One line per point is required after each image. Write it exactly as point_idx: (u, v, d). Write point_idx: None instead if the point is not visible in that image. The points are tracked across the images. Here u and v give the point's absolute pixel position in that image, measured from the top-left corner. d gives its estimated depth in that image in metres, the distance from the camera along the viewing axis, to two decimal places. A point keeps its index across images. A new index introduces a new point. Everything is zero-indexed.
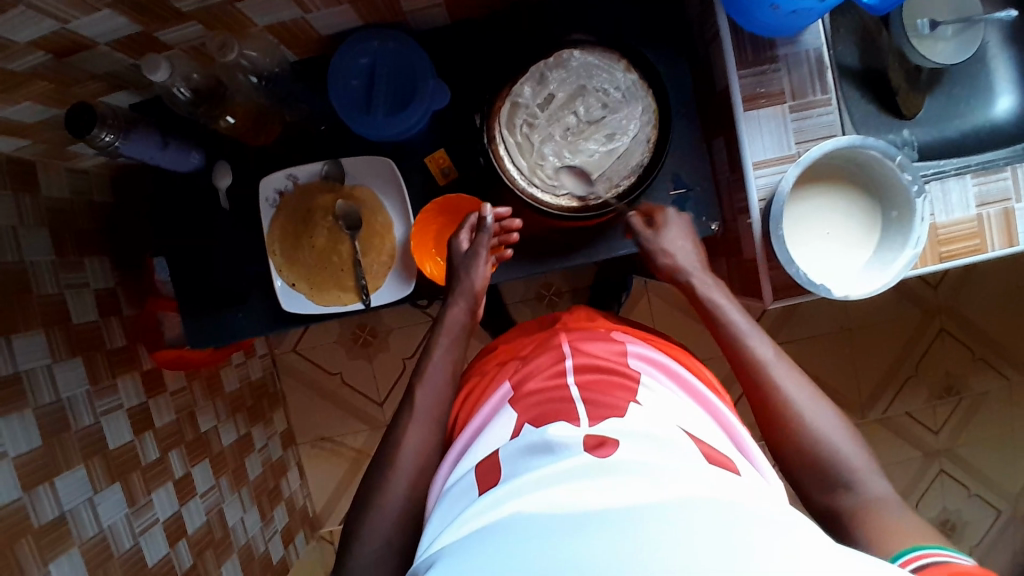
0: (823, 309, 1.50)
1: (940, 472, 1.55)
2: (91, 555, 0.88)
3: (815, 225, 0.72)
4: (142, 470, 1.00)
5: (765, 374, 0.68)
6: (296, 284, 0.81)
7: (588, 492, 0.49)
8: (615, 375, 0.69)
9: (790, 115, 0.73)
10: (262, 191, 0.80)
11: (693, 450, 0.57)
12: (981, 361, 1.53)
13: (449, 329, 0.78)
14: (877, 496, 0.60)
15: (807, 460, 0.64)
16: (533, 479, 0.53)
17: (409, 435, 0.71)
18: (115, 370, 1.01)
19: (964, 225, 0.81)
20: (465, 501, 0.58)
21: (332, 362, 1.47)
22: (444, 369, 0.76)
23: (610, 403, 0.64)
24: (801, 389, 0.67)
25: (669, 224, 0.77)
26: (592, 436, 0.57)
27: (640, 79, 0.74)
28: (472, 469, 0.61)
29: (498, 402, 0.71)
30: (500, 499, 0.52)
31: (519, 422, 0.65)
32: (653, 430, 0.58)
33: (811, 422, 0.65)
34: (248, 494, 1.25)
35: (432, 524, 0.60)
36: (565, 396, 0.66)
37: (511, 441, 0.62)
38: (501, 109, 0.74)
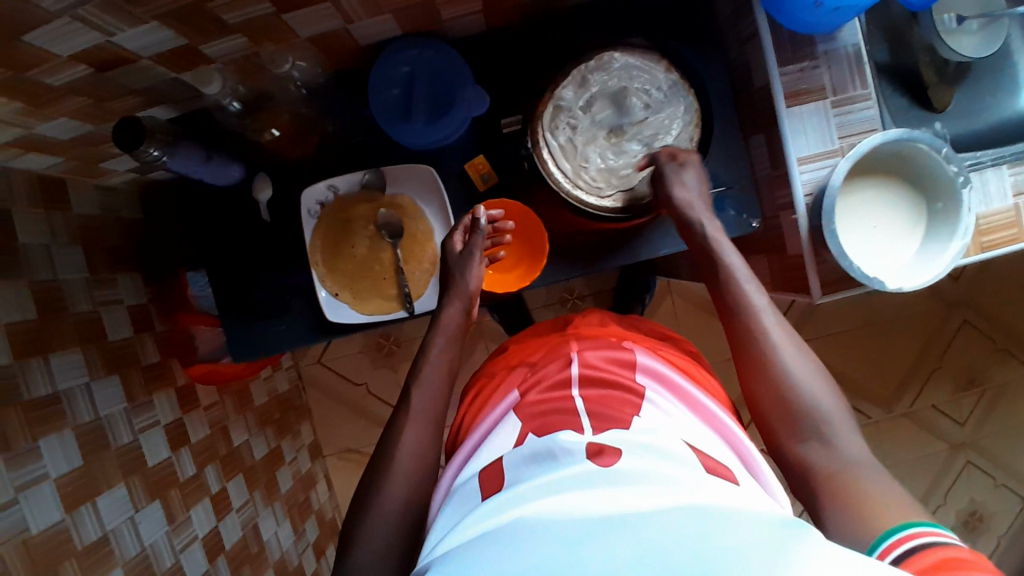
0: (843, 306, 1.50)
1: (966, 464, 1.55)
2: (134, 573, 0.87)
3: (864, 215, 0.72)
4: (179, 487, 0.99)
5: (751, 320, 0.68)
6: (339, 294, 0.80)
7: (598, 496, 0.49)
8: (623, 390, 0.69)
9: (832, 110, 0.73)
10: (303, 204, 0.80)
11: (693, 460, 0.56)
12: (1003, 353, 1.53)
13: (444, 329, 0.77)
14: (849, 454, 0.60)
15: (779, 406, 0.64)
16: (533, 487, 0.53)
17: (405, 436, 0.70)
18: (150, 388, 1.01)
19: (1002, 215, 0.81)
20: (469, 506, 0.58)
21: (357, 373, 1.47)
22: (439, 371, 0.75)
23: (616, 416, 0.64)
24: (784, 339, 0.66)
25: (689, 166, 0.73)
26: (593, 444, 0.58)
27: (681, 78, 0.74)
28: (476, 475, 0.62)
29: (504, 408, 0.73)
30: (505, 501, 0.52)
31: (524, 431, 0.65)
32: (654, 440, 0.58)
33: (792, 372, 0.64)
34: (280, 507, 1.24)
35: (436, 528, 0.60)
36: (570, 407, 0.66)
37: (514, 449, 0.63)
38: (544, 114, 0.73)
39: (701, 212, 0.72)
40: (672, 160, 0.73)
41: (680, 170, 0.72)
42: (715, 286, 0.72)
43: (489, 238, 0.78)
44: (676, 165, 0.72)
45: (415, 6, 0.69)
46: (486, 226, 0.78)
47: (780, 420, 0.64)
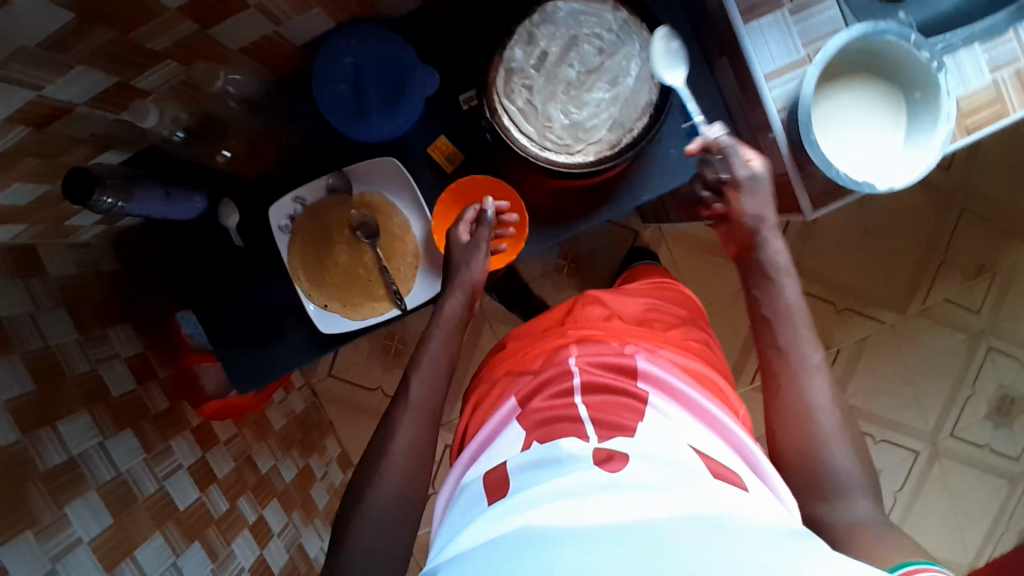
0: (837, 218, 1.49)
1: (989, 350, 1.54)
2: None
3: (841, 120, 0.70)
4: (217, 524, 0.99)
5: (797, 373, 0.68)
6: (328, 305, 0.79)
7: (597, 503, 0.51)
8: (624, 396, 0.68)
9: (791, 18, 0.70)
10: (273, 221, 0.77)
11: (699, 467, 0.58)
12: (1009, 233, 1.50)
13: (445, 321, 0.75)
14: (865, 520, 0.58)
15: (805, 458, 0.63)
16: (536, 494, 0.55)
17: (401, 426, 0.69)
18: (165, 433, 1.00)
19: (982, 95, 0.78)
20: (474, 512, 0.60)
21: (369, 379, 1.45)
22: (439, 365, 0.74)
23: (619, 424, 0.64)
24: (826, 401, 0.66)
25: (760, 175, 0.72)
26: (601, 449, 0.60)
27: (631, 15, 0.71)
28: (480, 477, 0.65)
29: (503, 417, 0.72)
30: (510, 508, 0.55)
31: (528, 439, 0.65)
32: (661, 452, 0.59)
33: (826, 432, 0.64)
34: (321, 523, 1.25)
35: (443, 534, 0.63)
36: (574, 416, 0.66)
37: (518, 454, 0.64)
38: (496, 79, 0.71)
39: (773, 235, 0.74)
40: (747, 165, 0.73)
41: (751, 178, 0.72)
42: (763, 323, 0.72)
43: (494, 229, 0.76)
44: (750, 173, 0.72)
45: None
46: (492, 218, 0.75)
47: (802, 468, 0.63)
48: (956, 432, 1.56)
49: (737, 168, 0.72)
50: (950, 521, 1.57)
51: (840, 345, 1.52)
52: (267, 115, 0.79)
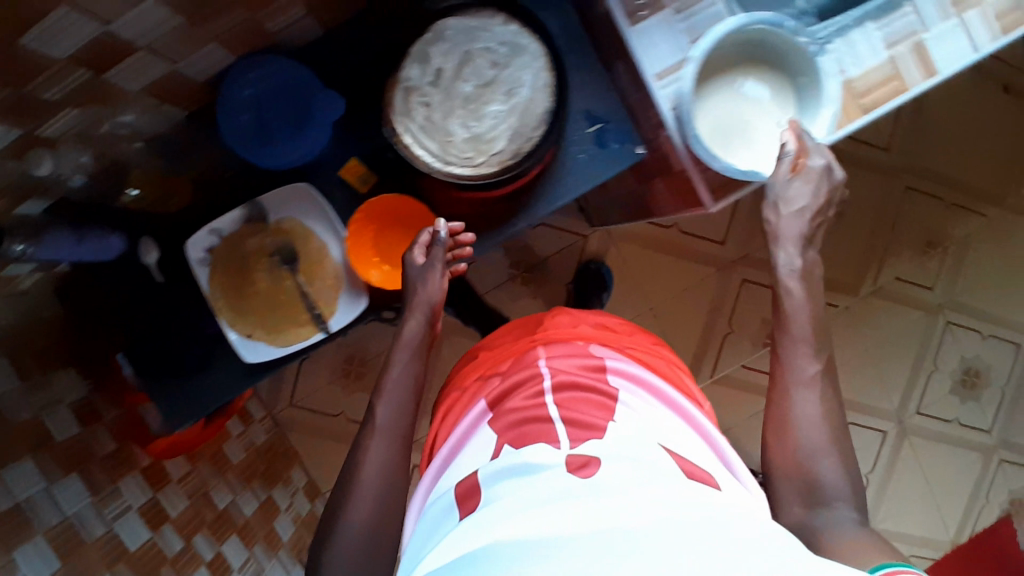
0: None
1: (947, 324, 1.55)
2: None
3: (731, 110, 0.72)
4: (171, 563, 0.98)
5: (793, 382, 0.68)
6: (252, 333, 0.79)
7: (566, 509, 0.50)
8: (593, 392, 0.70)
9: (676, 17, 0.72)
10: (190, 254, 0.77)
11: (672, 466, 0.59)
12: (955, 207, 1.53)
13: (405, 344, 0.76)
14: (842, 524, 0.60)
15: (797, 467, 0.65)
16: (505, 508, 0.54)
17: (370, 451, 0.70)
18: (114, 476, 0.99)
19: (877, 73, 0.78)
20: (447, 526, 0.59)
21: (332, 402, 1.45)
22: (403, 387, 0.74)
23: (589, 423, 0.65)
24: (822, 413, 0.66)
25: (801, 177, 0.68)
26: (576, 458, 0.59)
27: (522, 27, 0.72)
28: (452, 487, 0.64)
29: (475, 417, 0.74)
30: (478, 523, 0.54)
31: (500, 443, 0.67)
32: (628, 450, 0.60)
33: (815, 440, 0.65)
34: (286, 555, 1.24)
35: (413, 544, 0.64)
36: (545, 416, 0.67)
37: (489, 463, 0.64)
38: (394, 99, 0.72)
39: (785, 243, 0.71)
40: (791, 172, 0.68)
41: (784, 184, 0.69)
42: (778, 331, 0.72)
43: (449, 251, 0.76)
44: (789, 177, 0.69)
45: (235, 27, 0.68)
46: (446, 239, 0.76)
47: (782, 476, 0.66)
48: (921, 409, 1.57)
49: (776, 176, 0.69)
50: (923, 498, 1.58)
51: None
52: (184, 149, 0.80)
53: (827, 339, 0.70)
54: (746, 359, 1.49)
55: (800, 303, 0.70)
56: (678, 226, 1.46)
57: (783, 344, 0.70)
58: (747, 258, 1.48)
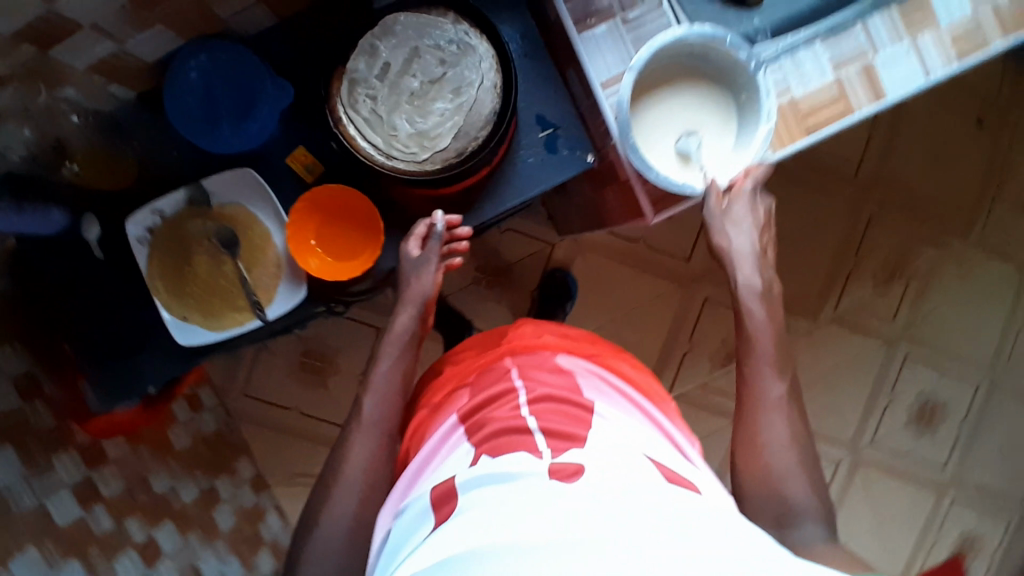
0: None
1: (907, 356, 1.57)
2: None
3: (672, 123, 0.73)
4: (96, 541, 0.97)
5: (759, 402, 0.65)
6: (187, 316, 0.79)
7: (555, 512, 0.48)
8: (569, 405, 0.66)
9: (624, 28, 0.73)
10: (129, 232, 0.78)
11: (654, 474, 0.55)
12: (920, 240, 1.54)
13: (395, 337, 0.77)
14: (825, 541, 0.56)
15: (766, 487, 0.61)
16: (485, 512, 0.51)
17: (353, 444, 0.70)
18: (50, 451, 0.97)
19: (823, 93, 0.80)
20: (424, 533, 0.55)
21: (287, 396, 1.43)
22: (392, 382, 0.75)
23: (569, 433, 0.61)
24: (791, 433, 0.63)
25: (739, 199, 0.70)
26: (560, 464, 0.55)
27: (472, 28, 0.73)
28: (429, 491, 0.59)
29: (446, 430, 0.69)
30: (459, 528, 0.50)
31: (477, 452, 0.62)
32: (612, 457, 0.56)
33: (785, 462, 0.62)
34: (224, 544, 1.21)
35: (387, 555, 0.59)
36: (522, 427, 0.63)
37: (467, 469, 0.59)
38: (340, 90, 0.72)
39: (744, 265, 0.72)
40: (723, 198, 0.71)
41: (726, 208, 0.71)
42: (743, 355, 0.69)
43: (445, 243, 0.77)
44: (723, 213, 0.71)
45: (184, 10, 0.68)
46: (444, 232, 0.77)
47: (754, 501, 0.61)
48: (877, 439, 1.57)
49: (713, 205, 0.71)
50: (873, 527, 1.59)
51: None
52: (136, 128, 0.79)
53: (790, 366, 0.69)
54: (704, 376, 1.49)
55: (763, 324, 0.69)
56: (646, 241, 1.47)
57: (748, 365, 0.68)
58: (711, 276, 1.49)
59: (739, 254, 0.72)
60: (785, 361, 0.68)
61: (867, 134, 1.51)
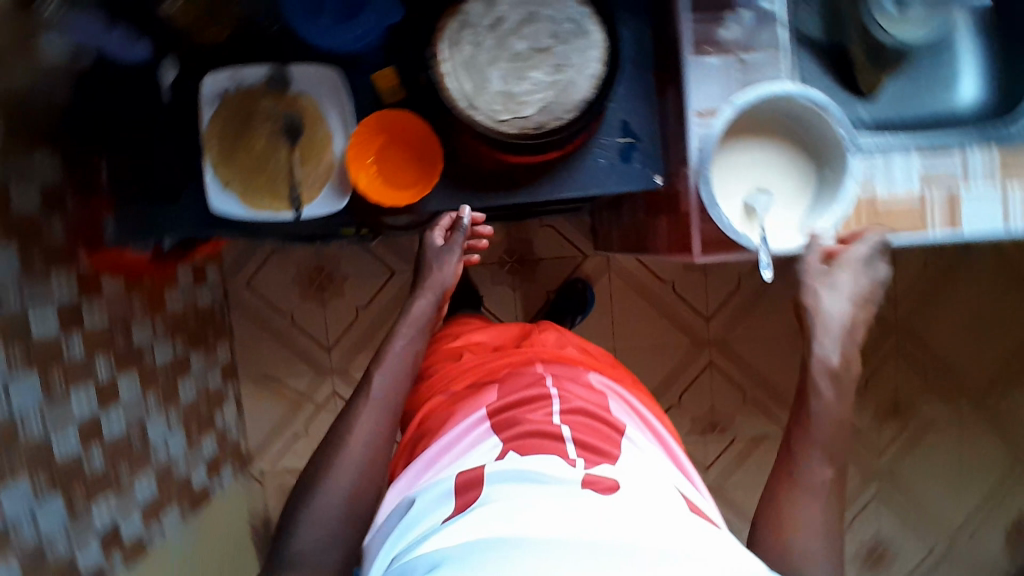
0: (783, 298, 1.46)
1: (877, 492, 1.54)
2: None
3: (750, 173, 0.72)
4: (62, 365, 0.95)
5: (800, 481, 0.68)
6: (228, 183, 0.80)
7: (595, 515, 0.53)
8: (599, 422, 0.68)
9: (735, 69, 0.74)
10: (203, 86, 0.79)
11: (686, 505, 0.59)
12: (932, 387, 1.52)
13: (413, 319, 0.81)
14: None
15: (788, 561, 0.65)
16: (521, 503, 0.54)
17: (361, 418, 0.73)
18: (51, 264, 0.96)
19: (904, 199, 0.79)
20: (448, 513, 0.58)
21: (285, 303, 1.44)
22: (402, 361, 0.78)
23: (598, 448, 0.64)
24: (824, 517, 0.66)
25: (846, 266, 0.70)
26: (591, 475, 0.59)
27: (593, 13, 0.73)
28: (456, 475, 0.62)
29: (474, 419, 0.71)
30: (494, 514, 0.54)
31: (504, 448, 0.64)
32: (642, 479, 0.60)
33: (814, 542, 0.65)
34: (176, 415, 1.23)
35: (407, 525, 0.62)
36: (555, 434, 0.65)
37: (495, 462, 0.62)
38: (448, 26, 0.72)
39: (825, 334, 0.71)
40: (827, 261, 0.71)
41: (829, 272, 0.71)
42: (793, 430, 0.71)
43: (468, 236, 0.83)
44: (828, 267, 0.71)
45: None
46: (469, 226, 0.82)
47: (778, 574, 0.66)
48: None
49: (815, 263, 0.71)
50: None
51: (737, 434, 1.49)
52: None
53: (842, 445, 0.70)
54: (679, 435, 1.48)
55: (826, 407, 0.69)
56: (674, 286, 1.45)
57: (800, 449, 0.69)
58: (722, 343, 1.47)
59: (828, 326, 0.71)
60: (837, 445, 0.69)
61: (923, 267, 1.49)
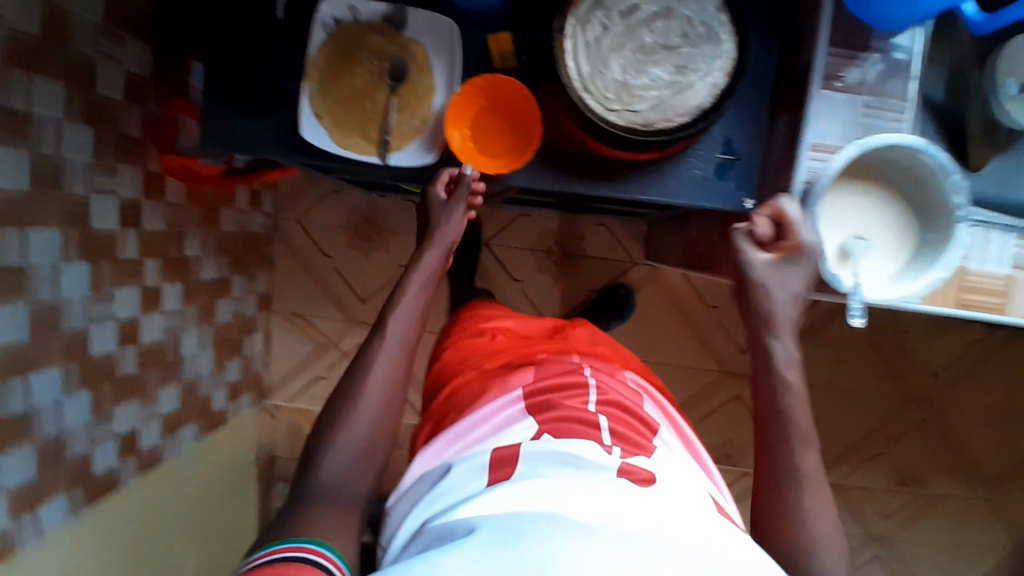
0: (825, 348, 1.45)
1: (872, 556, 1.51)
2: (35, 321, 0.82)
3: (852, 218, 0.70)
4: (115, 261, 0.96)
5: (787, 473, 0.64)
6: (321, 116, 0.78)
7: (630, 504, 0.51)
8: (631, 416, 0.67)
9: (862, 109, 0.72)
10: (319, 12, 0.77)
11: (717, 509, 0.59)
12: (949, 467, 1.49)
13: (421, 269, 0.82)
14: None
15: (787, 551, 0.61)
16: (554, 481, 0.53)
17: (375, 366, 0.72)
18: (121, 158, 0.96)
19: (993, 278, 0.77)
20: (478, 485, 0.57)
21: (329, 245, 1.44)
22: (415, 308, 0.79)
23: (635, 441, 0.63)
24: (820, 506, 0.62)
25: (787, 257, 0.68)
26: (626, 465, 0.57)
27: (729, 22, 0.71)
28: (491, 450, 0.61)
29: (507, 400, 0.68)
30: (528, 490, 0.53)
31: (540, 429, 0.63)
32: (677, 478, 0.59)
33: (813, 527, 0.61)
34: (208, 334, 1.23)
35: (434, 494, 0.61)
36: (591, 421, 0.63)
37: (530, 441, 0.61)
38: (581, 4, 0.70)
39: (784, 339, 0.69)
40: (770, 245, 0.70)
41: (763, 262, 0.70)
42: (762, 431, 0.67)
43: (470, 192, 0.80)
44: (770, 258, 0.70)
45: None
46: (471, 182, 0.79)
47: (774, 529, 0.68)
48: None
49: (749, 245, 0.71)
50: None
51: (746, 469, 1.48)
52: None
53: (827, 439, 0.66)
54: None
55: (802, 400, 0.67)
56: (716, 312, 1.44)
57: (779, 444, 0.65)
58: None
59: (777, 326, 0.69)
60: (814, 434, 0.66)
61: (967, 348, 1.46)
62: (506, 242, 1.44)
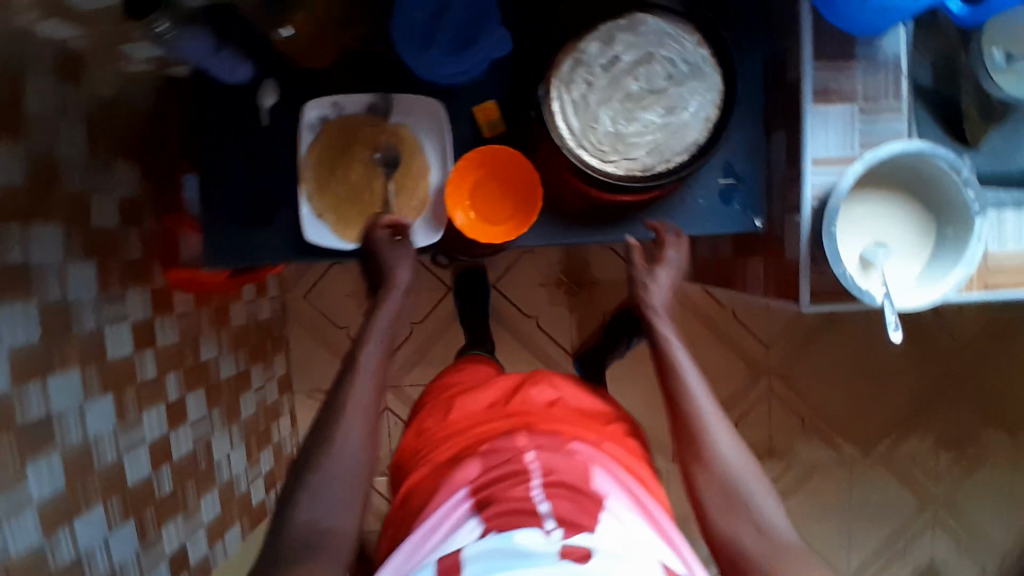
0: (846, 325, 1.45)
1: (932, 523, 1.50)
2: (70, 467, 0.81)
3: (868, 228, 0.70)
4: (136, 387, 0.95)
5: (699, 429, 0.69)
6: (322, 213, 0.79)
7: None
8: (580, 494, 0.64)
9: (858, 116, 0.72)
10: (305, 115, 0.78)
11: None
12: (990, 422, 1.49)
13: (386, 313, 0.73)
14: (784, 539, 0.63)
15: (718, 495, 0.66)
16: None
17: (340, 430, 0.67)
18: (128, 282, 0.95)
19: (1016, 258, 0.77)
20: None
21: (340, 316, 1.44)
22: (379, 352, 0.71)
23: (578, 518, 0.60)
24: (734, 446, 0.68)
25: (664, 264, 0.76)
26: (566, 546, 0.56)
27: (711, 55, 0.71)
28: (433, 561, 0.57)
29: (454, 499, 0.66)
30: None
31: (485, 527, 0.60)
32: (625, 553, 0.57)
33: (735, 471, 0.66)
34: (237, 432, 1.23)
35: None
36: (530, 510, 0.61)
37: (474, 542, 0.58)
38: (563, 65, 0.71)
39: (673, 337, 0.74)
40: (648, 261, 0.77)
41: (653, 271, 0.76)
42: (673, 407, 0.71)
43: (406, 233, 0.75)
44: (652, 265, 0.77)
45: None
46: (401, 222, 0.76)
47: (758, 544, 0.63)
48: None
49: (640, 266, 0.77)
50: None
51: (793, 461, 1.47)
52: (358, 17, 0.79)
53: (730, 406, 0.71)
54: None
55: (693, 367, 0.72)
56: (734, 312, 1.43)
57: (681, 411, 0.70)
58: (781, 371, 1.45)
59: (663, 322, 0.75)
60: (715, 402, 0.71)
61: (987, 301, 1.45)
62: (514, 281, 1.45)
